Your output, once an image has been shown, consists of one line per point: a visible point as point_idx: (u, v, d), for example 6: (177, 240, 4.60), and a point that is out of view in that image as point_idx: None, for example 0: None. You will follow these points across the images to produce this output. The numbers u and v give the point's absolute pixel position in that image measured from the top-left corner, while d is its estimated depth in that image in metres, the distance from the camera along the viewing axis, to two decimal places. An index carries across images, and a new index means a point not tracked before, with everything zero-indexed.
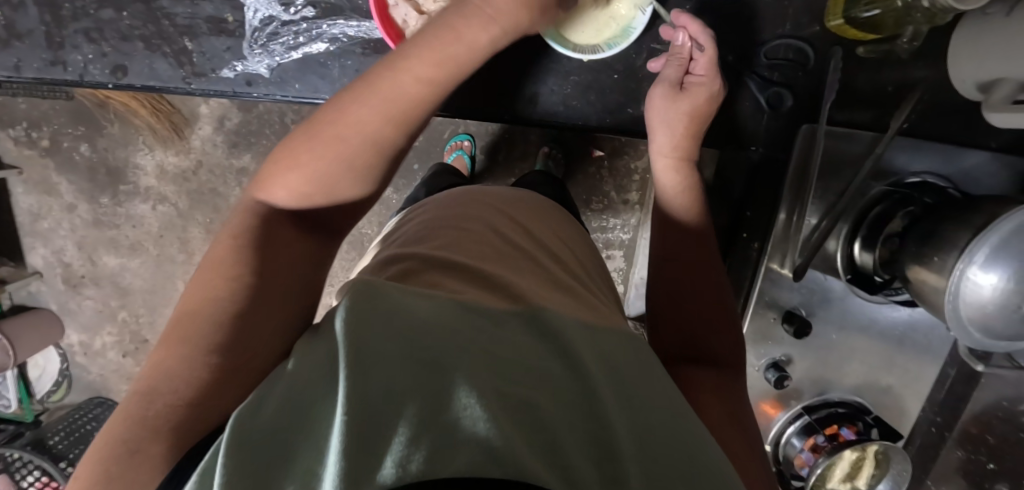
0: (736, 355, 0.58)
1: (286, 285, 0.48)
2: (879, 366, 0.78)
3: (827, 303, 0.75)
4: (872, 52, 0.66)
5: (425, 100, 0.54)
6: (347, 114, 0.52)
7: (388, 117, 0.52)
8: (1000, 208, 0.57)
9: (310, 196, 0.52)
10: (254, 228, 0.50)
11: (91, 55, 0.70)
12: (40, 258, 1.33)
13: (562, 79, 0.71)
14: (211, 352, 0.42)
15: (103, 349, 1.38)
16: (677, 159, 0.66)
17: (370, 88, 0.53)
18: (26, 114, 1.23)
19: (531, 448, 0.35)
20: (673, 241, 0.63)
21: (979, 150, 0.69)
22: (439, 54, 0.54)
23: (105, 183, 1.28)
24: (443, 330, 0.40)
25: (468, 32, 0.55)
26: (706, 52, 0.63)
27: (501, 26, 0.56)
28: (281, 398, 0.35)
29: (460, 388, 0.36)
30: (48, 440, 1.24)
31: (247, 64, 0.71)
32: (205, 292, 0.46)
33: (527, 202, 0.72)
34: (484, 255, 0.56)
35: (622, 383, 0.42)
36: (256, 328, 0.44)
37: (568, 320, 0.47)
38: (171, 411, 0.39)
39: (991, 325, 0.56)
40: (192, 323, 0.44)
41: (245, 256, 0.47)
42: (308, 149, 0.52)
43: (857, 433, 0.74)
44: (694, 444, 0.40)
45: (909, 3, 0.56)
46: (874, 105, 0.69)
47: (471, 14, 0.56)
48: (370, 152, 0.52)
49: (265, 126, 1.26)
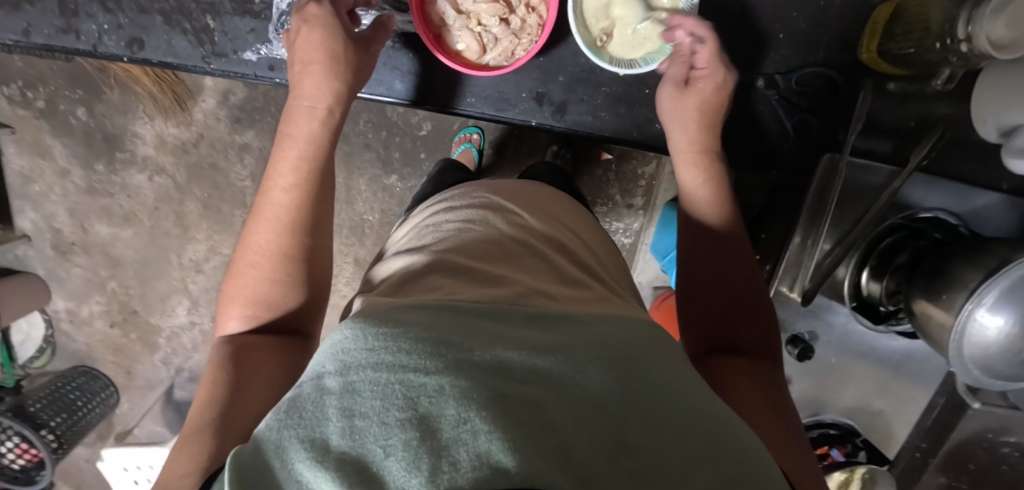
0: (770, 342, 0.57)
1: (265, 367, 0.50)
2: (872, 390, 0.81)
3: (829, 328, 0.79)
4: (903, 89, 0.67)
5: (302, 202, 0.57)
6: (250, 243, 0.56)
7: (277, 231, 0.56)
8: (1012, 253, 0.58)
9: (259, 314, 0.54)
10: (218, 355, 0.51)
11: (106, 25, 0.69)
12: (29, 222, 1.29)
13: (593, 89, 0.72)
14: (210, 428, 0.44)
15: (90, 318, 1.36)
16: (697, 152, 0.65)
17: (257, 218, 0.57)
18: (21, 72, 1.19)
19: (539, 451, 0.31)
20: (697, 233, 0.62)
21: (990, 190, 0.71)
22: (291, 162, 0.58)
23: (101, 150, 1.24)
24: (435, 341, 0.38)
25: (299, 129, 0.60)
26: (707, 43, 0.63)
27: (323, 107, 0.61)
28: (277, 443, 0.35)
29: (454, 400, 0.34)
30: (27, 407, 1.20)
31: (270, 49, 0.70)
32: (196, 402, 0.47)
33: (543, 192, 0.70)
34: (491, 256, 0.54)
35: (637, 375, 0.40)
36: (242, 400, 0.47)
37: (588, 321, 0.45)
38: (195, 473, 0.40)
39: (992, 365, 0.58)
40: (181, 431, 0.45)
41: (216, 367, 0.49)
42: (236, 288, 0.55)
43: (846, 455, 0.81)
44: (719, 441, 0.37)
45: (947, 46, 0.58)
46: (893, 135, 0.69)
47: (298, 116, 0.60)
48: (281, 262, 0.55)
49: (271, 104, 1.23)
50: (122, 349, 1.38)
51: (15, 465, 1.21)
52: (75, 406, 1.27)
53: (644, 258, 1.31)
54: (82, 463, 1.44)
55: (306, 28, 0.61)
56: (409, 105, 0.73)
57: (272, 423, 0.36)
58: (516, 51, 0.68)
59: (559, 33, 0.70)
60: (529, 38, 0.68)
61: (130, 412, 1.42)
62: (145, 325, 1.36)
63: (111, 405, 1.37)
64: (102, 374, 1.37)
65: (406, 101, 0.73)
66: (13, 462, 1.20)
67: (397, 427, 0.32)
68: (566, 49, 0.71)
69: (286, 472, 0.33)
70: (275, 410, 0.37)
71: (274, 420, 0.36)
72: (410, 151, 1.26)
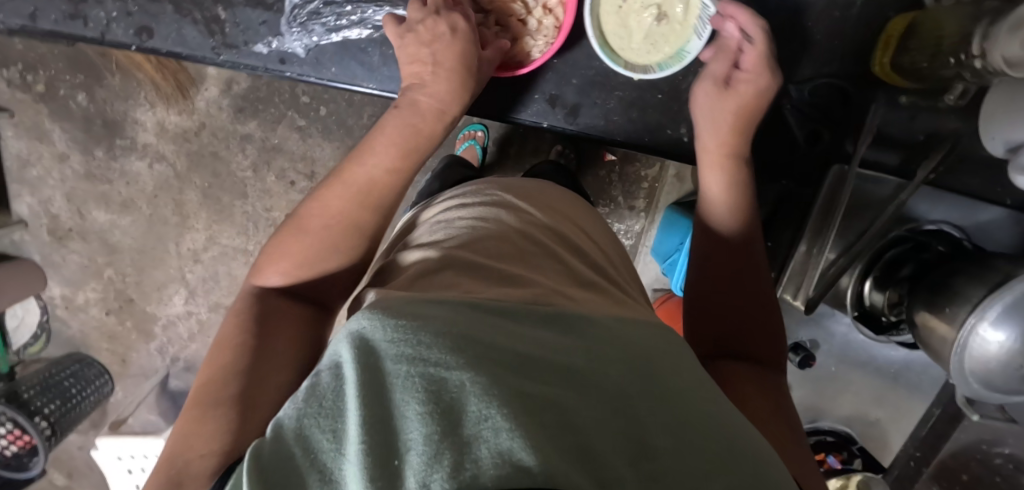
0: (779, 350, 0.58)
1: (292, 341, 0.51)
2: (871, 400, 0.85)
3: (830, 338, 0.81)
4: (915, 104, 0.68)
5: (393, 186, 0.59)
6: (321, 203, 0.57)
7: (361, 204, 0.57)
8: (1014, 268, 0.59)
9: (299, 274, 0.55)
10: (250, 307, 0.52)
11: (114, 12, 0.68)
12: (26, 207, 1.28)
13: (606, 94, 0.72)
14: (225, 403, 0.44)
15: (86, 305, 1.35)
16: (725, 155, 0.65)
17: (344, 184, 0.58)
18: (21, 55, 1.17)
19: (561, 450, 0.32)
20: (716, 247, 0.62)
21: (995, 206, 0.72)
22: (402, 146, 0.60)
23: (100, 135, 1.23)
24: (457, 337, 0.38)
25: (424, 123, 0.62)
26: (757, 44, 0.63)
27: (453, 113, 0.63)
28: (298, 432, 0.34)
29: (475, 396, 0.34)
30: (21, 394, 1.20)
31: (282, 41, 0.70)
32: (216, 360, 0.48)
33: (551, 193, 0.69)
34: (507, 253, 0.54)
35: (651, 378, 0.40)
36: (264, 378, 0.47)
37: (604, 322, 0.46)
38: (213, 457, 0.41)
39: (991, 380, 0.59)
40: (197, 400, 0.44)
41: (241, 329, 0.50)
42: (292, 242, 0.56)
43: (842, 462, 0.82)
44: (734, 443, 0.38)
45: (960, 62, 0.58)
46: (902, 146, 0.70)
47: (425, 110, 0.62)
48: (350, 235, 0.57)
49: (274, 95, 1.22)
50: (118, 337, 1.37)
51: (8, 452, 1.19)
52: (70, 393, 1.26)
53: (644, 260, 1.32)
54: (74, 451, 1.43)
55: (451, 38, 0.63)
56: None
57: (292, 413, 0.36)
58: (532, 52, 0.68)
59: (573, 36, 0.71)
60: (545, 41, 0.68)
61: (124, 400, 1.41)
62: (140, 313, 1.35)
63: (105, 394, 1.36)
64: (96, 362, 1.35)
65: None
66: (6, 448, 1.18)
67: (417, 421, 0.33)
68: (581, 52, 0.71)
69: (308, 461, 0.33)
70: (293, 398, 0.37)
71: (293, 409, 0.36)
72: None
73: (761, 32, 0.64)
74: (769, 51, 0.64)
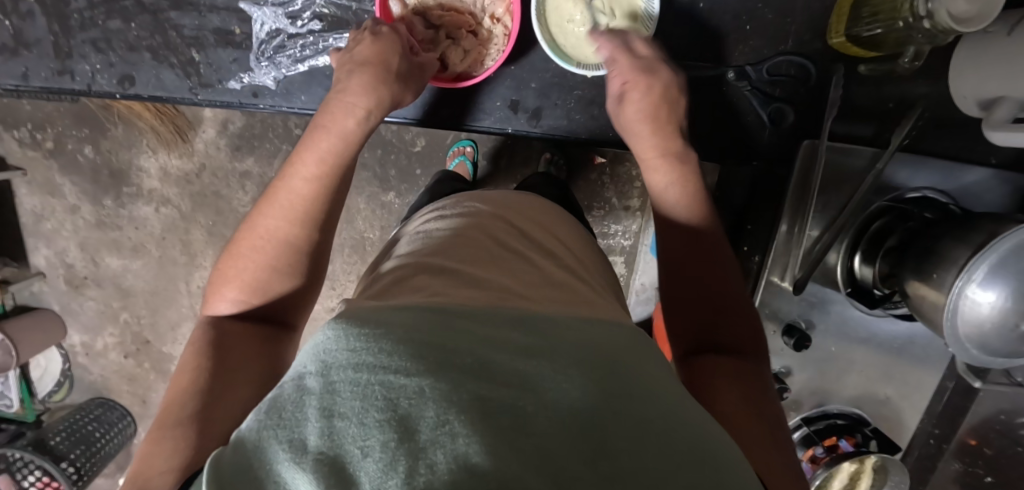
0: (756, 343, 0.56)
1: (247, 361, 0.52)
2: (879, 378, 0.82)
3: (826, 315, 0.78)
4: (874, 72, 0.69)
5: (321, 193, 0.60)
6: (256, 223, 0.58)
7: (290, 220, 0.58)
8: (999, 227, 0.58)
9: (250, 300, 0.56)
10: (204, 336, 0.53)
11: (99, 64, 0.73)
12: (43, 259, 1.33)
13: (566, 93, 0.75)
14: (185, 423, 0.45)
15: (105, 350, 1.39)
16: (663, 157, 0.64)
17: (272, 203, 0.59)
18: (29, 115, 1.23)
19: (516, 454, 0.32)
20: (673, 240, 0.60)
21: (979, 167, 0.72)
22: (320, 155, 0.61)
23: (108, 186, 1.28)
24: (418, 344, 0.39)
25: (336, 124, 0.63)
26: (618, 60, 0.65)
27: (363, 106, 0.64)
28: (257, 443, 0.34)
29: (433, 403, 0.34)
30: (49, 441, 1.23)
31: (253, 76, 0.75)
32: (173, 388, 0.48)
33: (516, 201, 0.69)
34: (472, 257, 0.55)
35: (615, 372, 0.40)
36: (223, 397, 0.48)
37: (567, 322, 0.46)
38: (173, 471, 0.41)
39: (988, 343, 0.57)
40: (155, 424, 0.45)
41: (202, 356, 0.50)
42: (235, 268, 0.57)
43: (855, 445, 0.78)
44: (697, 435, 0.38)
45: (911, 24, 0.59)
46: (874, 119, 0.72)
47: (335, 110, 0.64)
48: (287, 252, 0.58)
49: (268, 130, 1.26)
50: (137, 378, 1.41)
51: None
52: (92, 436, 1.29)
53: (645, 259, 1.31)
54: None
55: (370, 39, 0.66)
56: (416, 123, 0.76)
57: (254, 424, 0.36)
58: (485, 61, 0.72)
59: (523, 41, 0.74)
60: (497, 48, 0.71)
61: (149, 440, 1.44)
62: (157, 354, 1.39)
63: (128, 436, 1.39)
64: (118, 404, 1.39)
65: (415, 120, 0.76)
66: None
67: (375, 428, 0.33)
68: (536, 56, 0.74)
69: (264, 470, 0.33)
70: (257, 410, 0.37)
71: (254, 420, 0.36)
72: (405, 168, 1.27)
73: (618, 51, 0.66)
74: (636, 60, 0.66)
